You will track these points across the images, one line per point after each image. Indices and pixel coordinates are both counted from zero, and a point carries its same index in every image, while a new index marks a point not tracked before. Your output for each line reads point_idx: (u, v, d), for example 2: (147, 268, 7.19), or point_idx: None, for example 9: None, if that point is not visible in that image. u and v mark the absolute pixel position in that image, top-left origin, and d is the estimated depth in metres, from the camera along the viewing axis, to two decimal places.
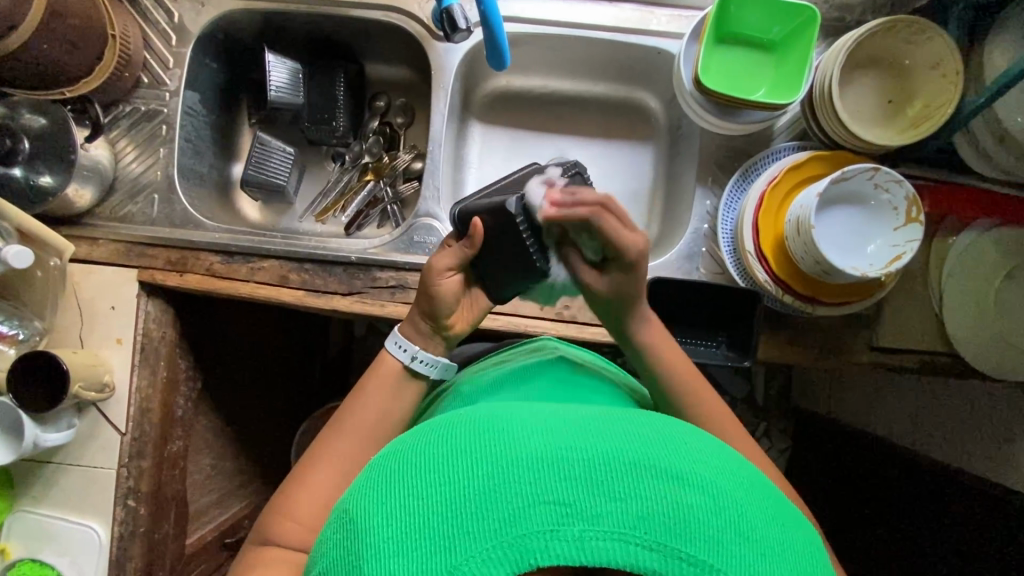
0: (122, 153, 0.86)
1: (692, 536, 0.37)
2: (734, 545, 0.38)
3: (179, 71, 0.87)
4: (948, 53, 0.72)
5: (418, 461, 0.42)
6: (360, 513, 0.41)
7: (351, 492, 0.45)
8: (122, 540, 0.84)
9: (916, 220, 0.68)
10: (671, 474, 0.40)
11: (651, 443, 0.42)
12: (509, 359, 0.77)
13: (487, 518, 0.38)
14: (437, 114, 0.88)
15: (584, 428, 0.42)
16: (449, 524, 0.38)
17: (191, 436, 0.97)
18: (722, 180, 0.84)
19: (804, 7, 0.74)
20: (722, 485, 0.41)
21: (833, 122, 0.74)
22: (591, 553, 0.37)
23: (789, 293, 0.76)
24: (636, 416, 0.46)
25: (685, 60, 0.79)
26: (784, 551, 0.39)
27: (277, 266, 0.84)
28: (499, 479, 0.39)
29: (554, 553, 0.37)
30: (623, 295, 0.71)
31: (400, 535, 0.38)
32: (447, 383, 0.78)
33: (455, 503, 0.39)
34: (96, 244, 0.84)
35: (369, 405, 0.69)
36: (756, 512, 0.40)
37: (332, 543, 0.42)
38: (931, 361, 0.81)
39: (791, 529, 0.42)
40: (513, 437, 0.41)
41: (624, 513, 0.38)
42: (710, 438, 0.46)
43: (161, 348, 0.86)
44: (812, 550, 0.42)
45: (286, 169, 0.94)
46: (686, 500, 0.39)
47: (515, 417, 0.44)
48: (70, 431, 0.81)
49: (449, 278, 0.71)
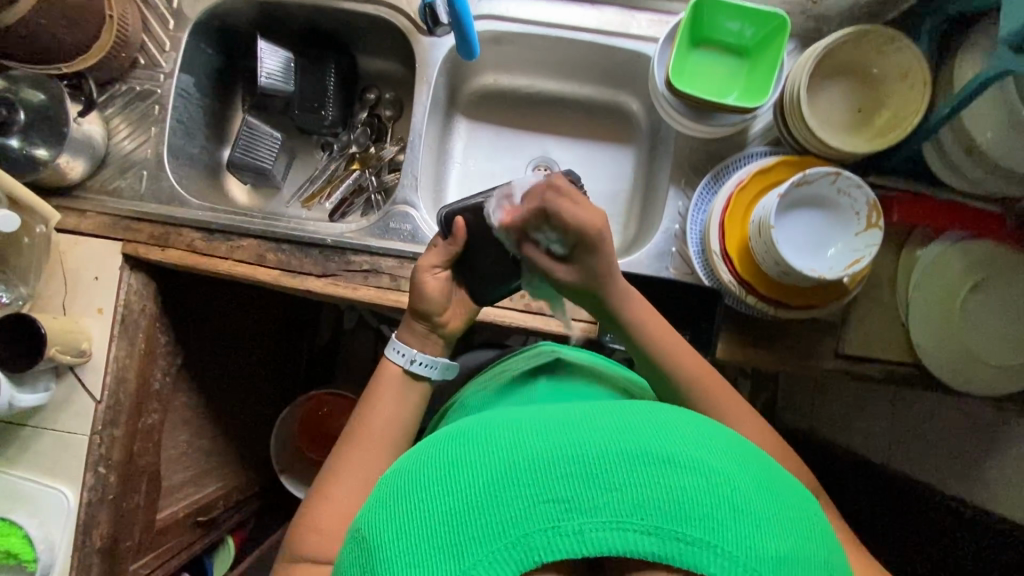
0: (116, 130, 0.89)
1: (686, 518, 0.39)
2: (730, 521, 0.39)
3: (175, 54, 0.90)
4: (916, 64, 0.73)
5: (422, 475, 0.44)
6: (372, 531, 0.43)
7: (362, 513, 0.46)
8: (90, 506, 0.86)
9: (875, 226, 0.69)
10: (661, 459, 0.41)
11: (641, 431, 0.43)
12: (510, 367, 0.78)
13: (491, 522, 0.39)
14: (420, 106, 0.90)
15: (576, 424, 0.44)
16: (455, 531, 0.40)
17: (168, 410, 0.99)
18: (694, 182, 0.86)
19: (775, 12, 0.76)
20: (712, 463, 0.42)
21: (801, 128, 0.75)
22: (594, 545, 0.39)
23: (752, 293, 0.77)
24: (626, 406, 0.47)
25: (659, 62, 0.80)
26: (781, 521, 0.41)
27: (255, 245, 0.86)
28: (498, 483, 0.41)
29: (557, 548, 0.39)
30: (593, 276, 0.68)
31: (411, 547, 0.40)
32: (456, 397, 0.80)
33: (459, 511, 0.40)
34: (84, 216, 0.87)
35: (376, 407, 0.69)
36: (747, 485, 0.42)
37: (350, 562, 0.44)
38: (897, 370, 0.81)
39: (786, 497, 0.43)
40: (509, 443, 0.43)
41: (620, 503, 0.39)
42: (700, 419, 0.47)
43: (140, 320, 0.89)
44: (807, 513, 0.43)
45: (274, 154, 0.97)
46: (679, 483, 0.40)
47: (510, 422, 0.46)
48: (46, 394, 0.83)
49: (435, 276, 0.71)
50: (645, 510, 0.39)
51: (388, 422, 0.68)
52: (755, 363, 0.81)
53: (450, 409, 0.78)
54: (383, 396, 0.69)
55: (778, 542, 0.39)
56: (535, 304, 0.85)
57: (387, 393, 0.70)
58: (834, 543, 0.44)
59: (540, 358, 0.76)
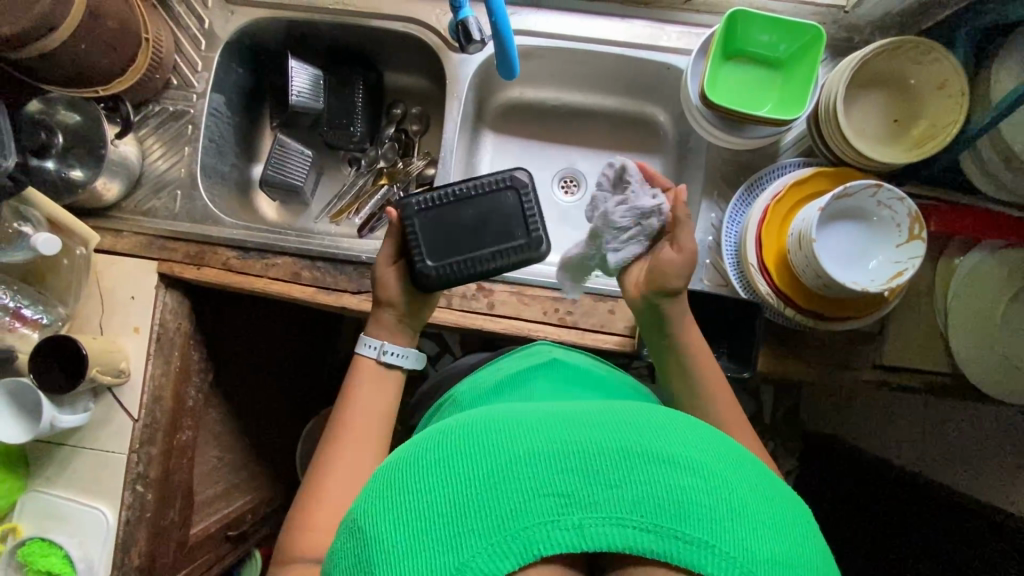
0: (150, 150, 0.90)
1: (686, 517, 0.39)
2: (728, 521, 0.39)
3: (207, 74, 0.91)
4: (953, 74, 0.72)
5: (421, 465, 0.44)
6: (370, 520, 0.42)
7: (359, 500, 0.46)
8: (128, 524, 0.86)
9: (918, 237, 0.68)
10: (663, 459, 0.41)
11: (641, 430, 0.43)
12: (503, 365, 0.77)
13: (491, 515, 0.40)
14: (451, 122, 0.90)
15: (576, 421, 0.44)
16: (455, 522, 0.40)
17: (200, 426, 0.99)
18: (727, 194, 0.86)
19: (811, 25, 0.75)
20: (711, 464, 0.42)
21: (837, 139, 0.75)
22: (592, 539, 0.39)
23: (790, 306, 0.76)
24: (625, 404, 0.47)
25: (692, 76, 0.80)
26: (778, 522, 0.41)
27: (290, 263, 0.87)
28: (498, 476, 0.41)
29: (556, 541, 0.39)
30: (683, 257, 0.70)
31: (408, 538, 0.40)
32: (448, 394, 0.79)
33: (460, 502, 0.41)
34: (120, 236, 0.88)
35: (355, 407, 0.68)
36: (746, 487, 0.42)
37: (346, 549, 0.44)
38: (933, 380, 0.80)
39: (783, 499, 0.43)
40: (508, 438, 0.43)
41: (619, 499, 0.40)
42: (700, 420, 0.47)
43: (176, 339, 0.89)
44: (803, 514, 0.44)
45: (305, 171, 0.98)
46: (678, 482, 0.40)
47: (511, 416, 0.46)
48: (85, 414, 0.83)
49: (385, 268, 0.72)
50: (644, 507, 0.40)
51: (362, 421, 0.67)
52: (790, 375, 0.81)
53: (442, 403, 0.77)
54: (365, 395, 0.69)
55: (775, 544, 0.40)
56: (569, 318, 0.85)
57: (370, 392, 0.69)
58: (827, 549, 0.44)
59: (534, 358, 0.74)
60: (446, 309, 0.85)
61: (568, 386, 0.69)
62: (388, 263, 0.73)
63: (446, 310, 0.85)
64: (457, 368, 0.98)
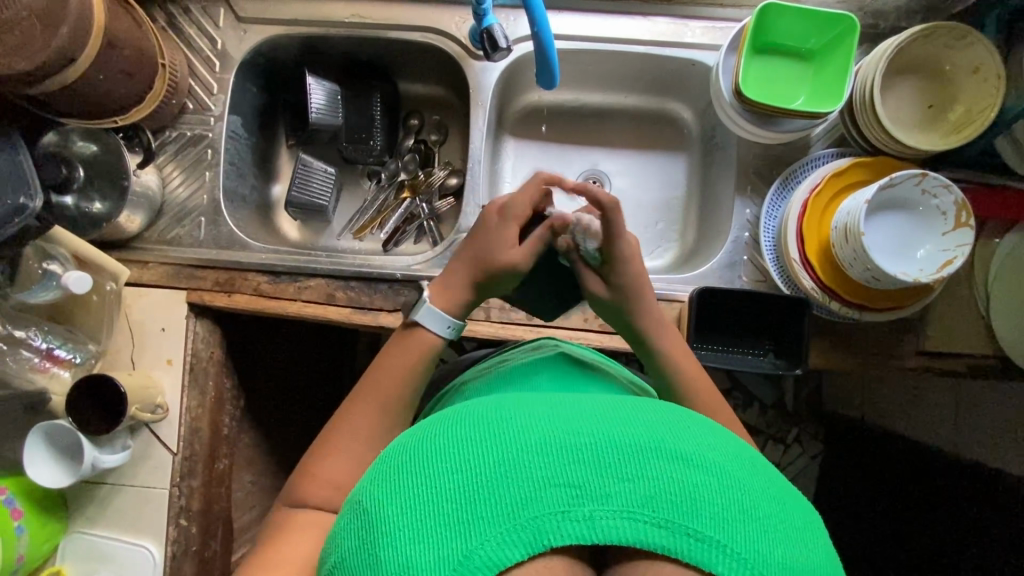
0: (170, 178, 0.88)
1: (699, 513, 0.36)
2: (740, 522, 0.37)
3: (223, 96, 0.89)
4: (988, 58, 0.72)
5: (429, 448, 0.41)
6: (373, 502, 0.40)
7: (363, 482, 0.43)
8: (174, 559, 0.84)
9: (966, 225, 0.68)
10: (676, 455, 0.39)
11: (654, 426, 0.41)
12: (511, 357, 0.75)
13: (498, 504, 0.37)
14: (476, 131, 0.89)
15: (589, 414, 0.41)
16: (461, 509, 0.37)
17: (237, 453, 0.97)
18: (761, 188, 0.85)
19: (843, 15, 0.75)
20: (726, 465, 0.39)
21: (874, 127, 0.75)
22: (604, 533, 0.36)
23: (834, 299, 0.76)
24: (635, 401, 0.45)
25: (724, 72, 0.79)
26: (789, 529, 0.38)
27: (324, 285, 0.85)
28: (508, 463, 0.38)
29: (565, 534, 0.36)
30: (627, 294, 0.70)
31: (411, 522, 0.37)
32: (451, 384, 0.77)
33: (467, 488, 0.38)
34: (147, 267, 0.86)
35: (376, 374, 0.69)
36: (758, 489, 0.39)
37: (349, 531, 0.41)
38: (982, 364, 0.80)
39: (796, 506, 0.40)
40: (519, 425, 0.40)
41: (632, 493, 0.37)
42: (710, 420, 0.45)
43: (209, 368, 0.87)
44: (816, 524, 0.41)
45: (328, 190, 0.96)
46: (691, 480, 0.38)
47: (521, 405, 0.43)
48: (125, 452, 0.81)
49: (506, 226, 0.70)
50: (657, 502, 0.37)
51: (380, 391, 0.67)
52: (834, 366, 0.81)
53: (448, 393, 0.76)
54: (387, 364, 0.69)
55: (789, 551, 0.37)
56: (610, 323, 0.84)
57: (386, 374, 0.68)
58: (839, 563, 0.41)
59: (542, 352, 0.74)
60: (485, 321, 0.85)
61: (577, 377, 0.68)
62: (508, 268, 0.69)
63: (485, 323, 0.84)
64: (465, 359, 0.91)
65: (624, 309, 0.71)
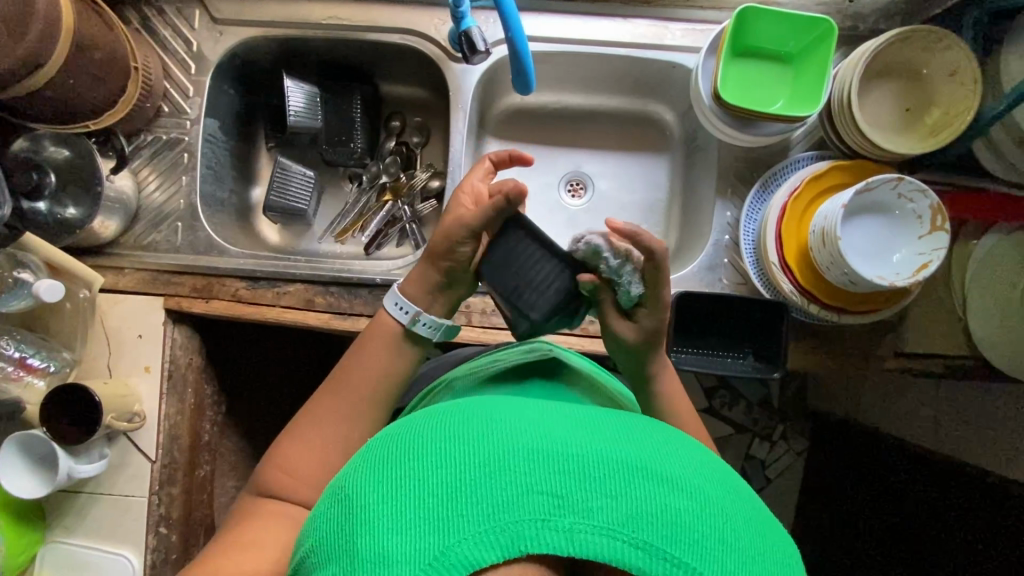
0: (145, 182, 0.87)
1: (678, 537, 0.36)
2: (718, 551, 0.37)
3: (199, 99, 0.88)
4: (965, 61, 0.73)
5: (416, 441, 0.40)
6: (355, 490, 0.39)
7: (346, 469, 0.43)
8: (154, 568, 0.83)
9: (941, 229, 0.68)
10: (661, 477, 0.38)
11: (642, 445, 0.41)
12: (504, 358, 0.73)
13: (480, 506, 0.36)
14: (457, 134, 0.88)
15: (578, 425, 0.41)
16: (443, 506, 0.36)
17: (218, 459, 0.96)
18: (741, 191, 0.85)
19: (819, 19, 0.75)
20: (709, 491, 0.39)
21: (852, 130, 0.75)
22: (582, 547, 0.36)
23: (814, 302, 0.76)
24: (625, 418, 0.45)
25: (703, 76, 0.79)
26: (765, 563, 0.38)
27: (302, 290, 0.84)
28: (494, 465, 0.38)
29: (544, 542, 0.36)
30: (654, 341, 0.66)
31: (390, 513, 0.37)
32: (439, 380, 0.76)
33: (449, 487, 0.37)
34: (122, 273, 0.85)
35: (356, 365, 0.69)
36: (740, 520, 0.39)
37: (327, 518, 0.40)
38: (959, 364, 0.80)
39: (776, 542, 0.40)
40: (508, 430, 0.40)
41: (615, 509, 0.37)
42: (698, 445, 0.45)
43: (188, 375, 0.86)
44: (793, 561, 0.41)
45: (307, 193, 0.95)
46: (673, 504, 0.37)
47: (512, 410, 0.43)
48: (102, 462, 0.80)
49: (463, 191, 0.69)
50: (639, 521, 0.36)
51: (361, 381, 0.69)
52: (813, 368, 0.81)
53: (435, 388, 0.74)
54: (369, 355, 0.70)
55: None
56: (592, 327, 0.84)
57: (370, 360, 0.70)
58: None
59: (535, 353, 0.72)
60: (466, 326, 0.84)
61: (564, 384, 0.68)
62: (452, 222, 0.66)
63: (466, 328, 0.84)
64: (456, 354, 0.84)
65: (646, 355, 0.67)
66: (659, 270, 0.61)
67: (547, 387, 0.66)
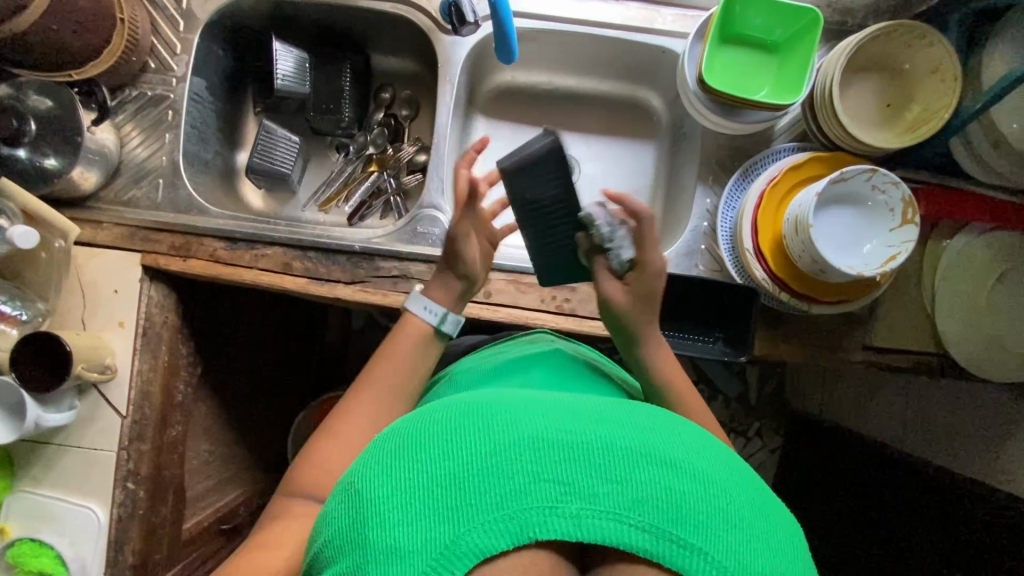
0: (128, 137, 0.86)
1: (683, 519, 0.37)
2: (723, 531, 0.37)
3: (186, 57, 0.87)
4: (947, 58, 0.73)
5: (423, 435, 0.41)
6: (364, 483, 0.39)
7: (354, 465, 0.43)
8: (120, 522, 0.84)
9: (911, 221, 0.70)
10: (666, 462, 0.39)
11: (644, 430, 0.41)
12: (507, 348, 0.74)
13: (488, 495, 0.37)
14: (443, 106, 0.88)
15: (581, 414, 0.42)
16: (452, 496, 0.37)
17: (191, 420, 0.95)
18: (722, 179, 0.86)
19: (807, 9, 0.76)
20: (711, 472, 0.40)
21: (832, 123, 0.76)
22: (589, 531, 0.36)
23: (785, 290, 0.77)
24: (627, 405, 0.45)
25: (689, 60, 0.80)
26: (770, 541, 0.38)
27: (281, 253, 0.85)
28: (500, 454, 0.38)
29: (552, 528, 0.36)
30: (646, 306, 0.68)
31: (400, 504, 0.37)
32: (442, 370, 0.76)
33: (457, 476, 0.38)
34: (101, 227, 0.85)
35: (391, 363, 0.67)
36: (744, 502, 0.39)
37: (337, 513, 0.40)
38: (925, 360, 0.82)
39: (779, 519, 0.41)
40: (513, 421, 0.40)
41: (620, 494, 0.37)
42: (698, 428, 0.46)
43: (163, 333, 0.86)
44: (798, 540, 0.41)
45: (292, 158, 0.95)
46: (677, 486, 0.38)
47: (517, 402, 0.43)
48: (70, 413, 0.81)
49: None
50: (644, 505, 0.37)
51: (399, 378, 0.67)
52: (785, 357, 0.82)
53: (438, 380, 0.74)
54: (403, 354, 0.68)
55: (768, 562, 0.37)
56: (566, 306, 0.84)
57: (401, 362, 0.68)
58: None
59: (536, 347, 0.73)
60: None
61: (568, 367, 0.67)
62: None
63: None
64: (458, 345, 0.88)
65: (635, 321, 0.68)
66: (643, 234, 0.66)
67: (554, 373, 0.66)
